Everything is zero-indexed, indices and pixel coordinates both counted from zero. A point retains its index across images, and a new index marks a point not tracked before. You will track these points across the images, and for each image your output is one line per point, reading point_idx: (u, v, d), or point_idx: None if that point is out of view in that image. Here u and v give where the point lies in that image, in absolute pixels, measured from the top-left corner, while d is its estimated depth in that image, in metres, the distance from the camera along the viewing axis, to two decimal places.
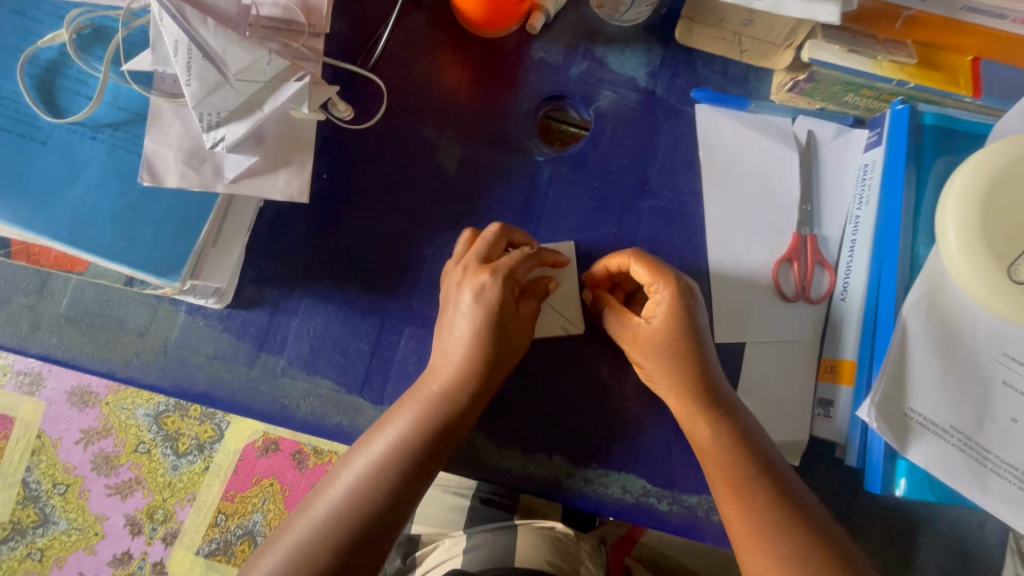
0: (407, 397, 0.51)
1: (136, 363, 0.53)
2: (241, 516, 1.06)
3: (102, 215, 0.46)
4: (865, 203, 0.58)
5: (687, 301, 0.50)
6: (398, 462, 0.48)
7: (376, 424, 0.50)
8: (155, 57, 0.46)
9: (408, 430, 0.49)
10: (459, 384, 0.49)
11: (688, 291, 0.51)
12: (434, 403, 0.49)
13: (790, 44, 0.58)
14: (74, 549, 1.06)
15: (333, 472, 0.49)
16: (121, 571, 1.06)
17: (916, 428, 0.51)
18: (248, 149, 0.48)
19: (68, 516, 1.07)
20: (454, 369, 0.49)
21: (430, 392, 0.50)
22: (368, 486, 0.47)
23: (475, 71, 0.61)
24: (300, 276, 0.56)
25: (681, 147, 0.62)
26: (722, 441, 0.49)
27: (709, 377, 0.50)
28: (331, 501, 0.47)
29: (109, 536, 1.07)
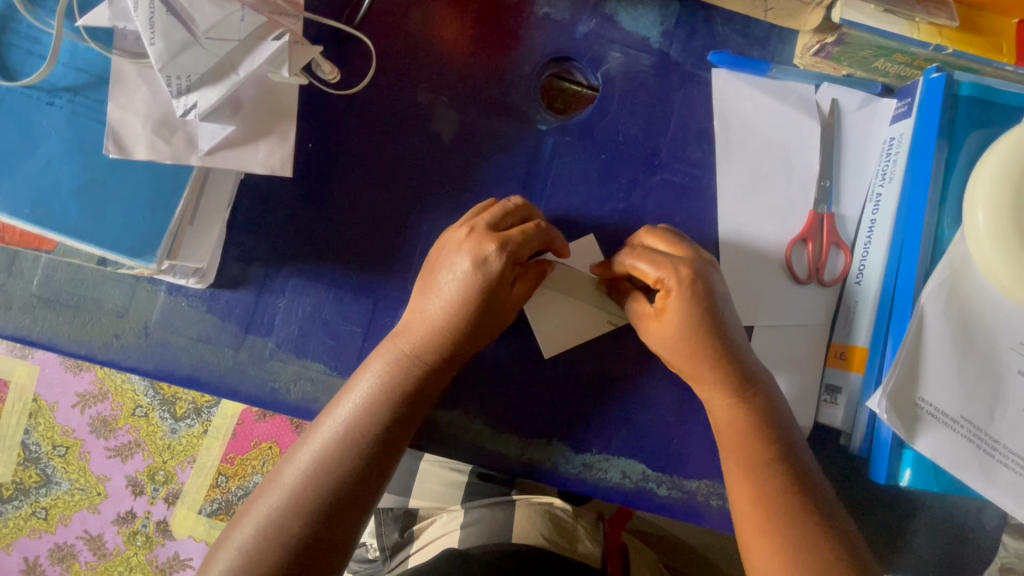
0: (377, 354, 0.47)
1: (116, 346, 0.50)
2: (241, 478, 1.07)
3: (66, 191, 0.42)
4: (889, 180, 0.55)
5: (698, 293, 0.47)
6: (371, 417, 0.45)
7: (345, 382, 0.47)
8: (113, 12, 0.41)
9: (379, 389, 0.45)
10: (438, 342, 0.46)
11: (696, 284, 0.47)
12: (404, 355, 0.46)
13: (818, 1, 0.53)
14: (78, 508, 1.08)
15: (302, 436, 0.45)
16: (126, 528, 1.08)
17: (926, 419, 0.49)
18: (223, 118, 0.44)
19: (70, 477, 1.07)
20: (431, 329, 0.46)
21: (400, 345, 0.46)
22: (342, 444, 0.44)
23: (474, 28, 0.56)
24: (287, 254, 0.53)
25: (696, 116, 0.58)
26: (735, 422, 0.48)
27: (729, 366, 0.47)
28: (302, 463, 0.44)
29: (111, 495, 1.08)
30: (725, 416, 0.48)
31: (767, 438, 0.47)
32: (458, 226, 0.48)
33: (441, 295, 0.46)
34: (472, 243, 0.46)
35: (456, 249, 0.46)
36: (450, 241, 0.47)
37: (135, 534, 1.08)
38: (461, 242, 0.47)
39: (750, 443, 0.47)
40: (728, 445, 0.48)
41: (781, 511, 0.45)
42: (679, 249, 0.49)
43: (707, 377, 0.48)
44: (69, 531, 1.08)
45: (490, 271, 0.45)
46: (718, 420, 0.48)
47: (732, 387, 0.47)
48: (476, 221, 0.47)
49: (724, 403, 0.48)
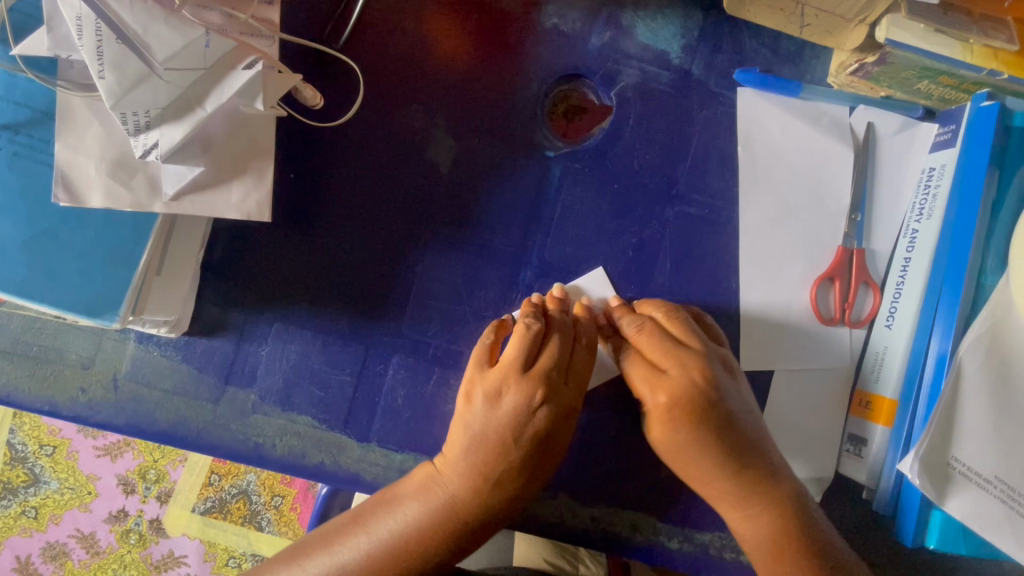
0: (415, 485, 0.46)
1: (82, 401, 0.46)
2: (235, 476, 0.99)
3: (10, 243, 0.37)
4: (927, 216, 0.50)
5: (675, 420, 0.45)
6: (388, 564, 0.44)
7: (369, 510, 0.46)
8: (53, 40, 0.35)
9: (408, 532, 0.44)
10: (474, 487, 0.44)
11: (672, 412, 0.45)
12: (447, 507, 0.44)
13: (862, 19, 0.47)
14: (68, 507, 0.99)
15: (311, 549, 0.45)
16: (119, 527, 0.99)
17: (957, 479, 0.46)
18: (190, 157, 0.39)
19: (58, 476, 0.99)
20: (470, 473, 0.44)
21: (444, 494, 0.45)
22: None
23: (472, 43, 0.50)
24: (268, 297, 0.48)
25: (717, 141, 0.52)
26: (757, 526, 0.45)
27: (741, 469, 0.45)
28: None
29: (103, 494, 0.99)
30: (741, 520, 0.46)
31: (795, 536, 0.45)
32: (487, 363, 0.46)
33: (489, 441, 0.44)
34: (482, 392, 0.45)
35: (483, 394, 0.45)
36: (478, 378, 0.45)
37: (129, 532, 0.99)
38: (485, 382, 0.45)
39: (785, 550, 0.45)
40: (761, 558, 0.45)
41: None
42: (670, 365, 0.46)
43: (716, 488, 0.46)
44: (61, 530, 0.99)
45: (511, 414, 0.44)
46: (737, 525, 0.46)
47: (744, 493, 0.45)
48: (506, 359, 0.45)
49: (736, 505, 0.46)
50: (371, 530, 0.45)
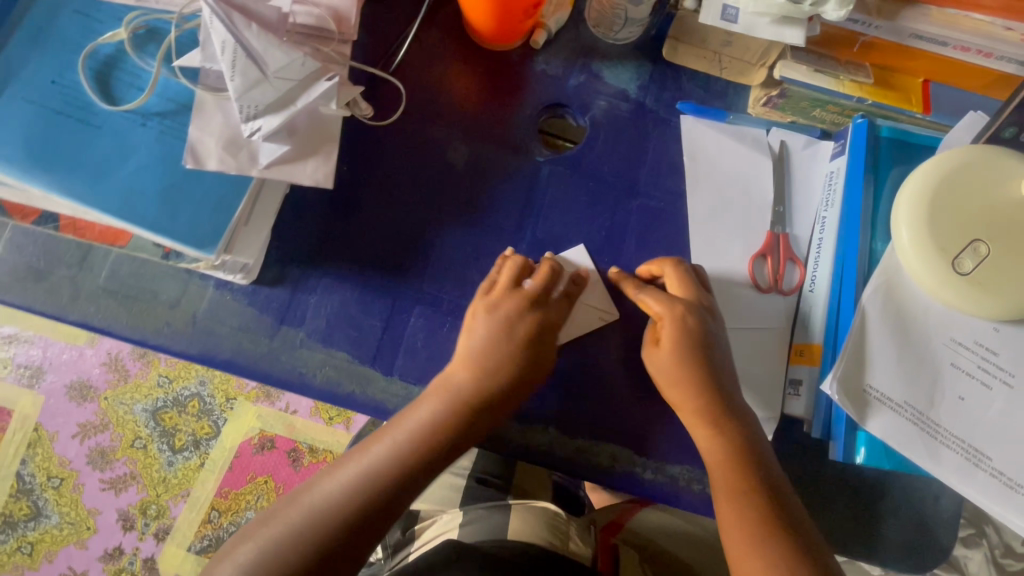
0: (426, 395, 0.57)
1: (166, 332, 0.58)
2: (234, 513, 1.23)
3: (149, 192, 0.52)
4: (831, 206, 0.65)
5: (685, 323, 0.58)
6: (403, 464, 0.53)
7: (385, 427, 0.56)
8: (205, 55, 0.52)
9: (420, 428, 0.55)
10: (477, 386, 0.56)
11: (689, 319, 0.58)
12: (450, 406, 0.55)
13: (763, 63, 0.67)
14: (65, 543, 1.22)
15: (340, 462, 0.55)
16: (112, 565, 1.21)
17: (873, 403, 0.56)
18: (281, 139, 0.54)
19: (60, 510, 1.23)
20: (476, 374, 0.56)
21: (456, 392, 0.56)
22: (376, 481, 0.53)
23: (482, 80, 0.68)
24: (320, 257, 0.61)
25: (668, 153, 0.69)
26: (723, 441, 0.56)
27: (716, 386, 0.57)
28: (334, 486, 0.53)
29: (100, 530, 1.22)
30: (707, 446, 0.56)
31: (748, 470, 0.55)
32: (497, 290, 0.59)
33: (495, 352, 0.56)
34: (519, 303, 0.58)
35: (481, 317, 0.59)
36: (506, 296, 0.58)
37: (121, 571, 1.21)
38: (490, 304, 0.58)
39: (733, 473, 0.55)
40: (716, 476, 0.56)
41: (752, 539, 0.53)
42: (687, 292, 0.60)
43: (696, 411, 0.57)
44: (54, 566, 1.21)
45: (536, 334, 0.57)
46: (703, 441, 0.57)
47: (711, 416, 0.56)
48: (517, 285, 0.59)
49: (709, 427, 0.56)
50: (387, 440, 0.55)
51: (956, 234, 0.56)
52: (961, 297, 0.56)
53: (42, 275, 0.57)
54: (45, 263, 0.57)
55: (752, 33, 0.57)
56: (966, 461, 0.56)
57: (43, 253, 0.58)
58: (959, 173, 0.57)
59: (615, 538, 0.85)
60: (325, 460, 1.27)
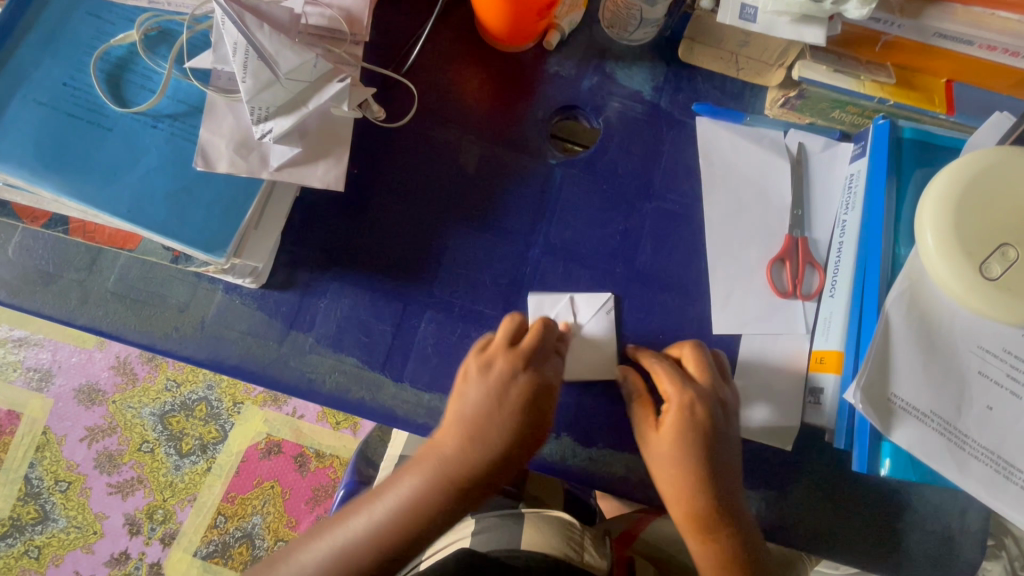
0: (420, 458, 0.53)
1: (175, 337, 0.57)
2: (240, 518, 1.22)
3: (157, 196, 0.51)
4: (851, 208, 0.63)
5: (684, 421, 0.54)
6: (389, 533, 0.51)
7: (380, 485, 0.53)
8: (216, 57, 0.52)
9: (402, 518, 0.52)
10: (463, 462, 0.52)
11: (679, 418, 0.54)
12: (433, 457, 0.52)
13: (781, 63, 0.65)
14: (72, 547, 1.21)
15: (341, 515, 0.54)
16: (118, 570, 1.21)
17: (898, 412, 0.55)
18: (291, 141, 0.53)
19: (68, 514, 1.22)
20: (470, 449, 0.52)
21: (438, 461, 0.52)
22: (358, 553, 0.51)
23: (495, 82, 0.67)
24: (331, 260, 0.60)
25: (683, 155, 0.67)
26: (716, 555, 0.54)
27: (711, 486, 0.54)
28: (331, 543, 0.52)
29: (107, 535, 1.22)
30: (699, 550, 0.55)
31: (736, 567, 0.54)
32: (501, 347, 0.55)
33: (483, 414, 0.52)
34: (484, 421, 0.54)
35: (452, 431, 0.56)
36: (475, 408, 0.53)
37: None
38: (493, 364, 0.54)
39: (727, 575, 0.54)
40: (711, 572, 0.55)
41: None
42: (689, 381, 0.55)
43: (685, 512, 0.54)
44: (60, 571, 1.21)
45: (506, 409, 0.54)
46: (696, 551, 0.55)
47: (708, 523, 0.54)
48: (519, 350, 0.54)
49: (701, 535, 0.54)
50: (372, 507, 0.52)
51: (984, 237, 0.54)
52: (990, 302, 0.54)
53: (50, 278, 0.57)
54: (55, 267, 0.57)
55: (771, 32, 0.56)
56: (995, 473, 0.54)
57: (52, 256, 0.57)
58: (985, 174, 0.55)
59: (629, 550, 0.84)
60: (332, 466, 1.26)
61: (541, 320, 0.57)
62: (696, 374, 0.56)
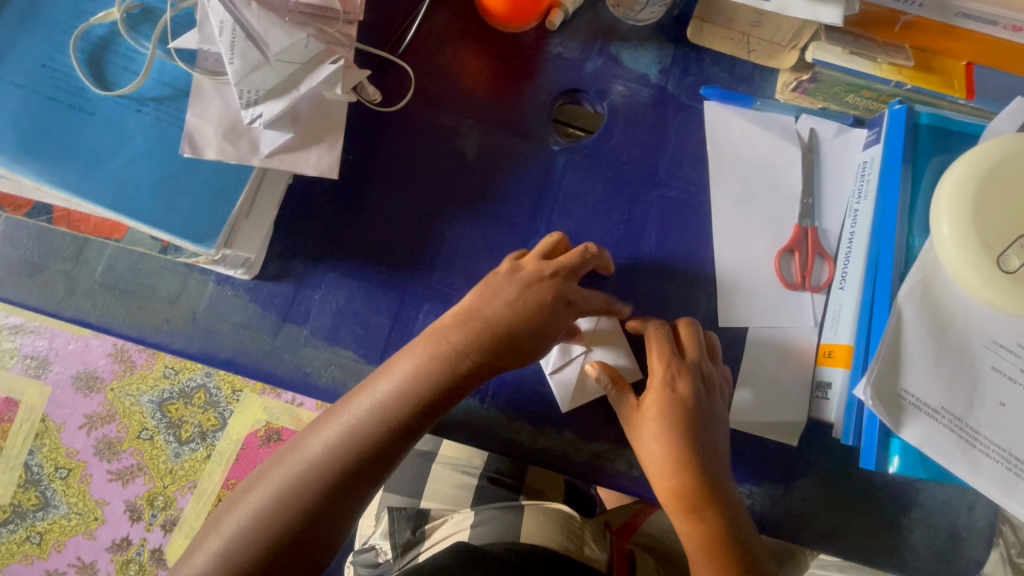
0: (418, 342, 0.52)
1: (166, 330, 0.55)
2: None
3: (143, 184, 0.49)
4: (865, 197, 0.61)
5: (667, 406, 0.55)
6: (399, 403, 0.49)
7: (360, 385, 0.52)
8: (201, 37, 0.49)
9: (398, 391, 0.50)
10: (470, 340, 0.51)
11: (669, 402, 0.55)
12: (437, 358, 0.51)
13: (795, 45, 0.63)
14: (74, 533, 1.21)
15: (317, 423, 0.51)
16: (120, 555, 1.21)
17: (908, 408, 0.53)
18: (283, 126, 0.51)
19: (69, 500, 1.22)
20: (481, 327, 0.51)
21: (444, 344, 0.51)
22: (371, 418, 0.49)
23: (495, 64, 0.64)
24: (325, 251, 0.58)
25: (690, 142, 0.65)
26: (705, 534, 0.53)
27: (702, 460, 0.54)
28: (310, 449, 0.49)
29: (108, 521, 1.22)
30: (687, 530, 0.54)
31: (727, 534, 0.53)
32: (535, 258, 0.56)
33: (485, 348, 0.51)
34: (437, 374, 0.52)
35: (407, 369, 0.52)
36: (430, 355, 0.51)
37: (129, 561, 1.21)
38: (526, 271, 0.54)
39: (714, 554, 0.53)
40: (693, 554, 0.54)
41: None
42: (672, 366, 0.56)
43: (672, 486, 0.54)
44: (62, 557, 1.21)
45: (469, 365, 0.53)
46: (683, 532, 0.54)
47: (695, 503, 0.53)
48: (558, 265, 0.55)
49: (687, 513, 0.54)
50: (379, 388, 0.50)
51: (1002, 229, 0.52)
52: (1007, 297, 0.52)
53: (36, 269, 0.55)
54: (41, 257, 0.55)
55: (786, 13, 0.54)
56: (1006, 470, 0.52)
57: (37, 246, 0.55)
58: (1005, 163, 0.52)
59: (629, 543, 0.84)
60: None
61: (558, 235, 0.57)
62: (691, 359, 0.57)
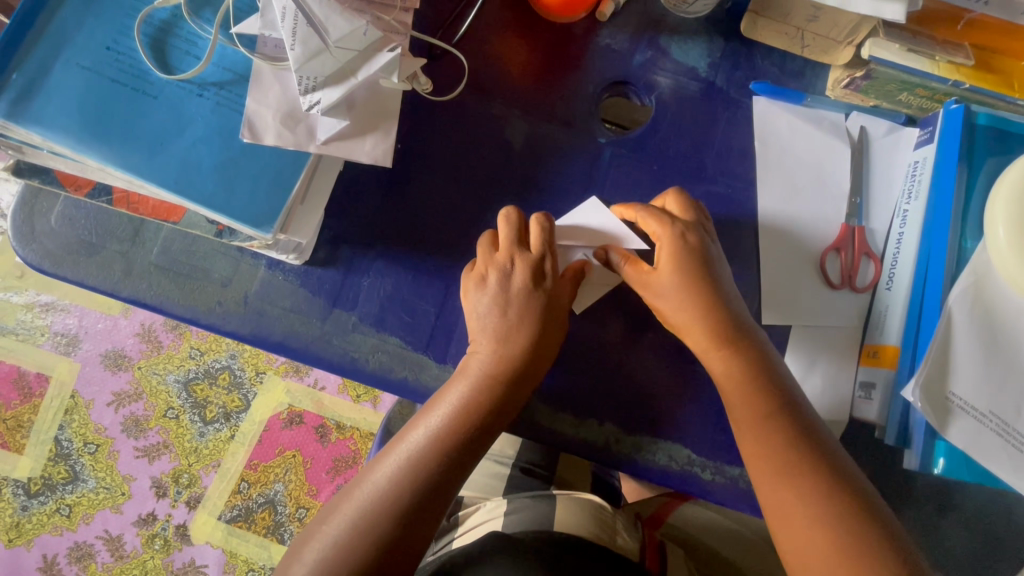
0: (458, 373, 0.54)
1: (219, 312, 0.56)
2: (263, 485, 1.25)
3: (205, 167, 0.49)
4: (915, 197, 0.61)
5: (678, 249, 0.55)
6: (449, 438, 0.52)
7: (421, 411, 0.54)
8: (264, 22, 0.49)
9: (451, 417, 0.53)
10: (504, 361, 0.53)
11: (675, 249, 0.55)
12: (479, 385, 0.53)
13: (851, 41, 0.61)
14: (101, 506, 1.24)
15: (386, 451, 0.54)
16: (146, 530, 1.24)
17: (955, 411, 0.53)
18: (339, 114, 0.51)
19: (97, 475, 1.25)
20: (502, 354, 0.53)
21: (478, 367, 0.53)
22: (423, 456, 0.52)
23: (543, 55, 0.64)
24: (372, 239, 0.59)
25: (737, 137, 0.65)
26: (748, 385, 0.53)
27: (722, 310, 0.54)
28: (382, 476, 0.52)
29: (135, 496, 1.25)
30: (723, 369, 0.54)
31: (792, 452, 0.51)
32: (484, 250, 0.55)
33: (511, 369, 0.53)
34: (527, 267, 0.54)
35: (500, 267, 0.54)
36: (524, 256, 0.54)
37: (155, 535, 1.23)
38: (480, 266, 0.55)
39: (753, 396, 0.53)
40: (733, 395, 0.54)
41: (819, 529, 0.49)
42: (687, 213, 0.57)
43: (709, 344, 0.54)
44: (90, 529, 1.23)
45: (553, 291, 0.54)
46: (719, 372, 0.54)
47: (723, 336, 0.54)
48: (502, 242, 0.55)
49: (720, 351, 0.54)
50: (428, 420, 0.53)
51: None
52: None
53: (92, 249, 0.56)
54: (97, 237, 0.56)
55: (848, 7, 0.53)
56: None
57: (94, 227, 0.56)
58: None
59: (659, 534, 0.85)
60: (354, 437, 1.27)
61: (507, 211, 0.55)
62: (676, 210, 0.57)
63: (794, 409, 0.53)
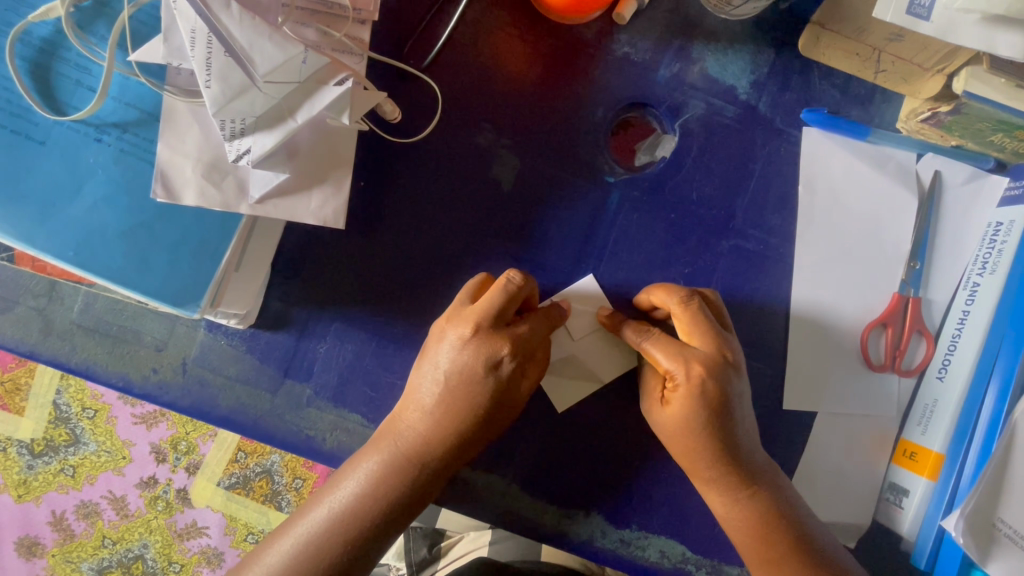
0: (380, 434, 0.44)
1: (154, 380, 0.49)
2: (260, 456, 1.03)
3: (109, 234, 0.40)
4: (990, 270, 0.50)
5: (692, 413, 0.44)
6: (348, 523, 0.42)
7: (330, 476, 0.45)
8: (168, 50, 0.38)
9: (371, 483, 0.43)
10: (440, 428, 0.43)
11: (684, 415, 0.44)
12: (402, 449, 0.43)
13: (941, 69, 0.46)
14: (105, 469, 1.03)
15: (288, 521, 0.44)
16: (149, 494, 1.03)
17: (1002, 542, 0.44)
18: (277, 164, 0.41)
19: (98, 439, 1.03)
20: (437, 420, 0.43)
21: (405, 434, 0.43)
22: (327, 537, 0.42)
23: (545, 65, 0.51)
24: (329, 299, 0.50)
25: (778, 180, 0.53)
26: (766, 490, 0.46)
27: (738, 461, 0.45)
28: (283, 553, 0.42)
29: (136, 460, 1.03)
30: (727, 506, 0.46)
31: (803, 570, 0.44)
32: (471, 311, 0.43)
33: (448, 436, 0.43)
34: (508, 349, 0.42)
35: (456, 341, 0.43)
36: (486, 340, 0.42)
37: (157, 499, 1.03)
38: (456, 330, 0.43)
39: (759, 509, 0.45)
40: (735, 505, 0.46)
41: None
42: (705, 343, 0.45)
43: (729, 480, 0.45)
44: (95, 490, 1.03)
45: (512, 376, 0.43)
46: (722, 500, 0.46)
47: (734, 478, 0.45)
48: (478, 313, 0.42)
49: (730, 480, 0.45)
50: (340, 488, 0.43)
51: None
52: None
53: (3, 305, 0.48)
54: (9, 292, 0.48)
55: (949, 38, 0.39)
56: None
57: (5, 280, 0.48)
58: None
59: None
60: None
61: (515, 272, 0.43)
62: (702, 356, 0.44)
63: (802, 526, 0.46)
